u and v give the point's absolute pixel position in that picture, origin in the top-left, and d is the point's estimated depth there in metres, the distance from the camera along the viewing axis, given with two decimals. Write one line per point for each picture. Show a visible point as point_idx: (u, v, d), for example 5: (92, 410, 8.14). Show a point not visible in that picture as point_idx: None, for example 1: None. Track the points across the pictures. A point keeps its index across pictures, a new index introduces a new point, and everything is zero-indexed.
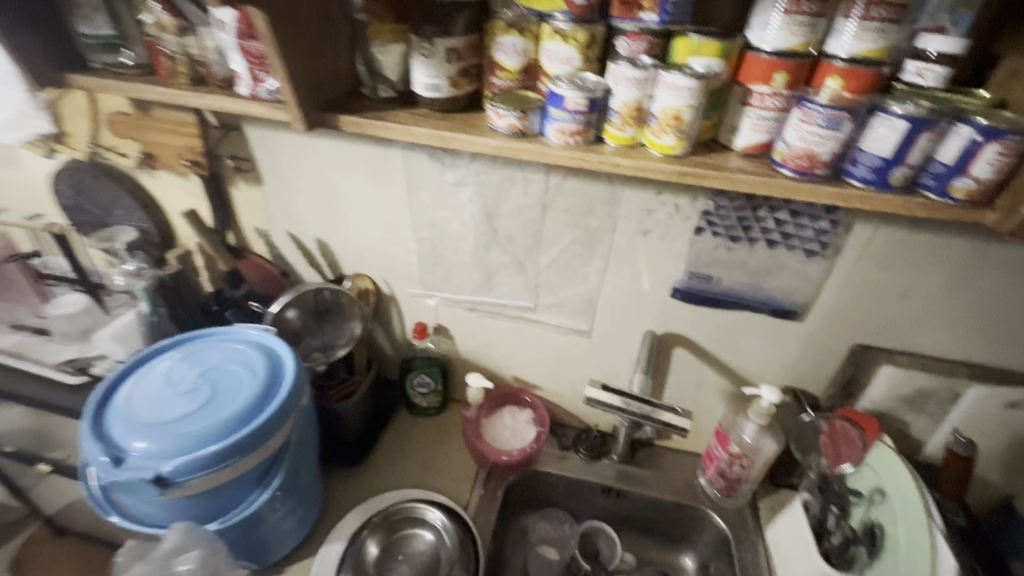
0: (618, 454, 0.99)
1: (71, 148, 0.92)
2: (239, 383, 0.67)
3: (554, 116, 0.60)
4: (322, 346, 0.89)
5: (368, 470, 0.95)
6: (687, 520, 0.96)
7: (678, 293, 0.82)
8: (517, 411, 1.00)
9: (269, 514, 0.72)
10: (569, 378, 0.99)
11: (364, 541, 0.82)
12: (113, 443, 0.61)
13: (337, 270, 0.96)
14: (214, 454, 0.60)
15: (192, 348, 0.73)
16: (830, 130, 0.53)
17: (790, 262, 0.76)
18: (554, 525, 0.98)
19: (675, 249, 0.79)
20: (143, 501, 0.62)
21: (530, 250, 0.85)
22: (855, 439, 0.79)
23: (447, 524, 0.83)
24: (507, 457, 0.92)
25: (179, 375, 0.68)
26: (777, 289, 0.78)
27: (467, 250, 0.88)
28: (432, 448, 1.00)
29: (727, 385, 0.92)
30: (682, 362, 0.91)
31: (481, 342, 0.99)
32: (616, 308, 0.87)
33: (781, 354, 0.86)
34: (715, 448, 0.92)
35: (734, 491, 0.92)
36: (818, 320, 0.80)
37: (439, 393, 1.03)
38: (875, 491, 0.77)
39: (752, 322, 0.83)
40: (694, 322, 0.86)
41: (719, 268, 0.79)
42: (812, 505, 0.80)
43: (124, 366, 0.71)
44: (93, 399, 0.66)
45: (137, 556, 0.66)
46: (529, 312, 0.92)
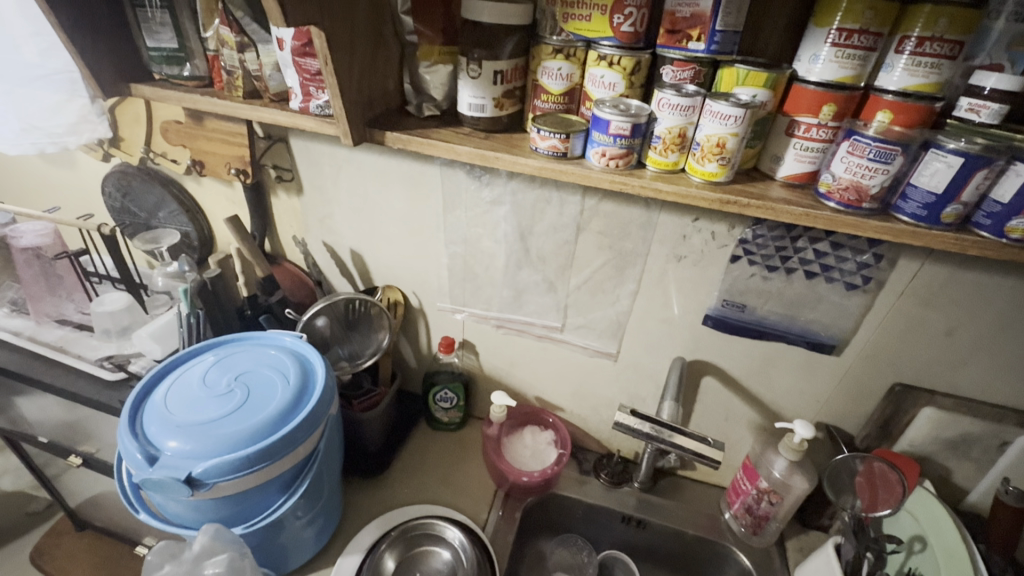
0: (640, 482, 0.97)
1: (126, 152, 0.96)
2: (272, 388, 0.68)
3: (596, 140, 0.60)
4: (349, 355, 0.91)
5: (387, 483, 0.95)
6: (710, 557, 0.93)
7: (710, 320, 0.81)
8: (539, 431, 0.99)
9: (292, 522, 0.72)
10: (593, 400, 0.98)
11: (381, 555, 0.81)
12: (148, 441, 0.63)
13: (368, 281, 0.98)
14: (245, 458, 0.61)
15: (227, 351, 0.75)
16: (880, 163, 0.53)
17: (828, 295, 0.74)
18: (571, 552, 0.95)
19: (710, 276, 0.78)
20: (172, 501, 0.63)
21: (561, 270, 0.85)
22: (894, 481, 0.76)
23: (465, 543, 0.82)
24: (527, 478, 0.90)
25: (213, 378, 0.69)
26: (814, 322, 0.77)
27: (498, 267, 0.88)
28: (452, 464, 1.00)
29: (757, 417, 0.89)
30: (710, 391, 0.89)
31: (506, 360, 0.99)
32: (645, 333, 0.87)
33: (815, 389, 0.83)
34: (743, 482, 0.89)
35: (761, 529, 0.89)
36: (856, 356, 0.78)
37: (461, 409, 1.03)
38: (915, 538, 0.75)
39: (787, 354, 0.81)
40: (725, 351, 0.84)
41: (754, 297, 0.77)
42: (845, 548, 0.76)
43: (162, 365, 0.72)
44: (131, 396, 0.67)
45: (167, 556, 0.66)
46: (557, 332, 0.92)
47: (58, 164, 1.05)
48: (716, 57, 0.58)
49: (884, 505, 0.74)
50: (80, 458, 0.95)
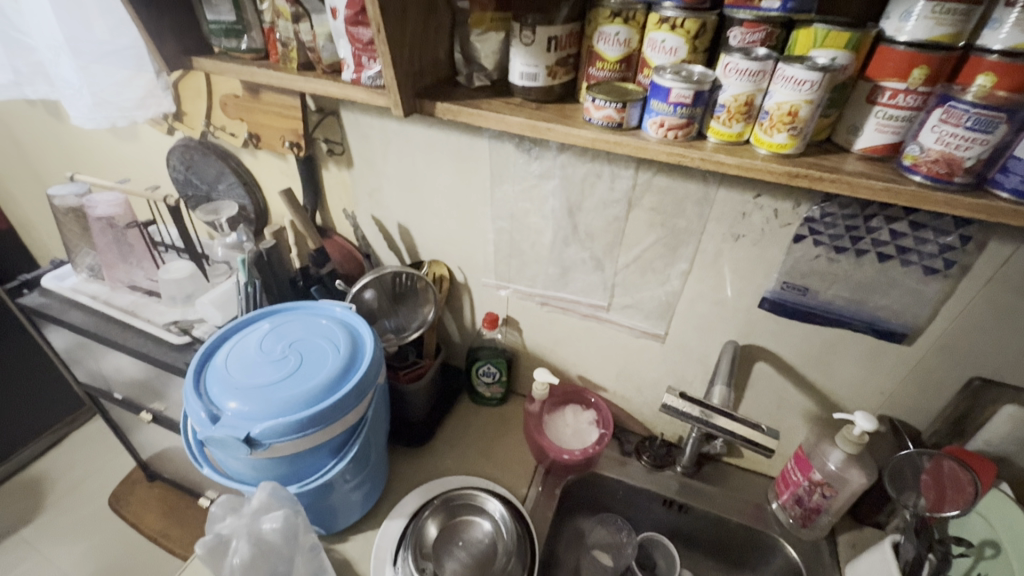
0: (682, 466, 0.95)
1: (189, 126, 1.01)
2: (323, 356, 0.71)
3: (655, 109, 0.57)
4: (396, 327, 0.93)
5: (429, 453, 0.97)
6: (754, 547, 0.90)
7: (767, 303, 0.77)
8: (580, 410, 0.99)
9: (341, 484, 0.75)
10: (637, 382, 0.96)
11: (424, 521, 0.82)
12: (211, 401, 0.66)
13: (414, 255, 0.99)
14: (299, 421, 0.64)
15: (281, 319, 0.77)
16: (979, 132, 0.47)
17: (903, 280, 0.68)
18: (610, 531, 0.94)
19: (769, 256, 0.73)
20: (233, 458, 0.66)
21: (609, 248, 0.83)
22: (966, 483, 0.70)
23: (505, 516, 0.82)
24: (569, 456, 0.90)
25: (270, 344, 0.72)
26: (884, 308, 0.71)
27: (544, 243, 0.87)
28: (493, 437, 1.01)
29: (811, 406, 0.85)
30: (763, 377, 0.85)
31: (549, 337, 0.98)
32: (696, 314, 0.83)
33: (881, 379, 0.78)
34: (794, 472, 0.86)
35: (811, 522, 0.86)
36: (930, 345, 0.72)
37: (502, 384, 1.03)
38: (987, 544, 0.70)
39: (850, 342, 0.76)
40: (781, 336, 0.80)
41: (817, 280, 0.73)
42: (904, 547, 0.73)
43: (222, 331, 0.76)
44: (196, 358, 0.71)
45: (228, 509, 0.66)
46: (602, 311, 0.90)
47: (128, 138, 1.11)
48: (792, 16, 0.53)
49: (953, 506, 0.69)
50: (150, 415, 1.03)
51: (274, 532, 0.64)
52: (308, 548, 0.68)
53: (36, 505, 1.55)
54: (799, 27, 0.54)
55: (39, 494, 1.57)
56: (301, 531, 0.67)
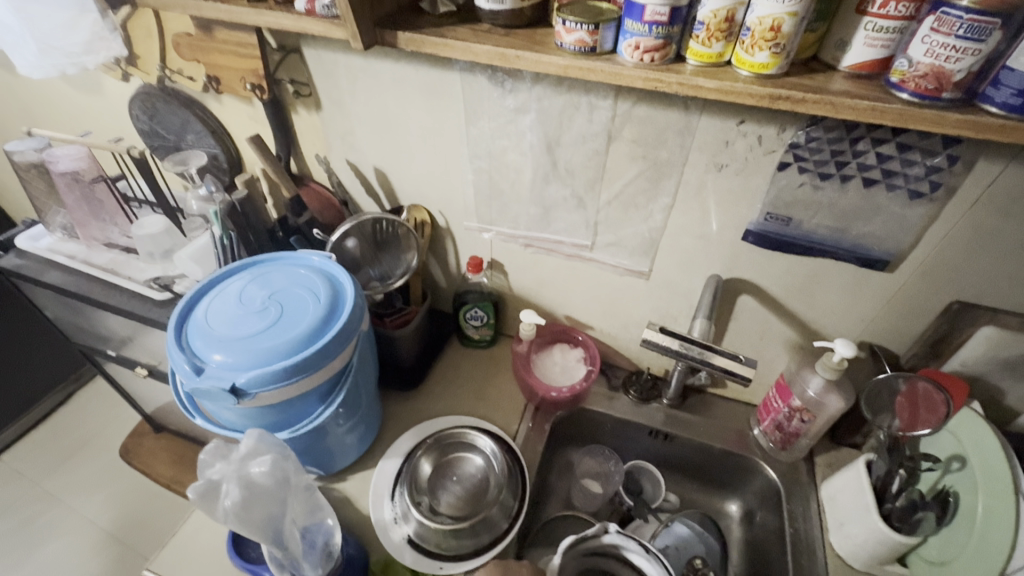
0: (668, 398, 0.98)
1: (143, 71, 0.95)
2: (304, 306, 0.70)
3: (630, 30, 0.53)
4: (381, 275, 0.93)
5: (421, 395, 1.00)
6: (735, 470, 0.95)
7: (751, 235, 0.76)
8: (568, 349, 1.00)
9: (334, 427, 0.78)
10: (623, 319, 0.96)
11: (418, 460, 0.86)
12: (194, 354, 0.66)
13: (394, 201, 0.96)
14: (283, 370, 0.64)
15: (260, 270, 0.77)
16: (970, 41, 0.44)
17: (888, 205, 0.67)
18: (598, 462, 0.99)
19: (753, 187, 0.71)
20: (223, 408, 0.67)
21: (591, 184, 0.80)
22: (938, 402, 0.73)
23: (496, 451, 0.86)
24: (556, 393, 0.93)
25: (249, 296, 0.72)
26: (867, 236, 0.70)
27: (525, 182, 0.84)
28: (483, 378, 1.03)
29: (794, 336, 0.86)
30: (747, 310, 0.86)
31: (535, 279, 0.97)
32: (679, 249, 0.83)
33: (862, 306, 0.79)
34: (774, 400, 0.89)
35: (790, 445, 0.89)
36: (912, 271, 0.72)
37: (491, 327, 1.04)
38: (954, 458, 0.72)
39: (833, 271, 0.76)
40: (765, 268, 0.80)
41: (802, 210, 0.71)
42: (876, 465, 0.77)
43: (201, 285, 0.75)
44: (175, 313, 0.70)
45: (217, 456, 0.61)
46: (587, 250, 0.89)
47: (84, 88, 1.05)
48: None
49: (923, 426, 0.73)
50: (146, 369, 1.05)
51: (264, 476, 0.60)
52: (302, 488, 0.65)
53: (54, 458, 1.61)
54: None
55: (55, 449, 1.63)
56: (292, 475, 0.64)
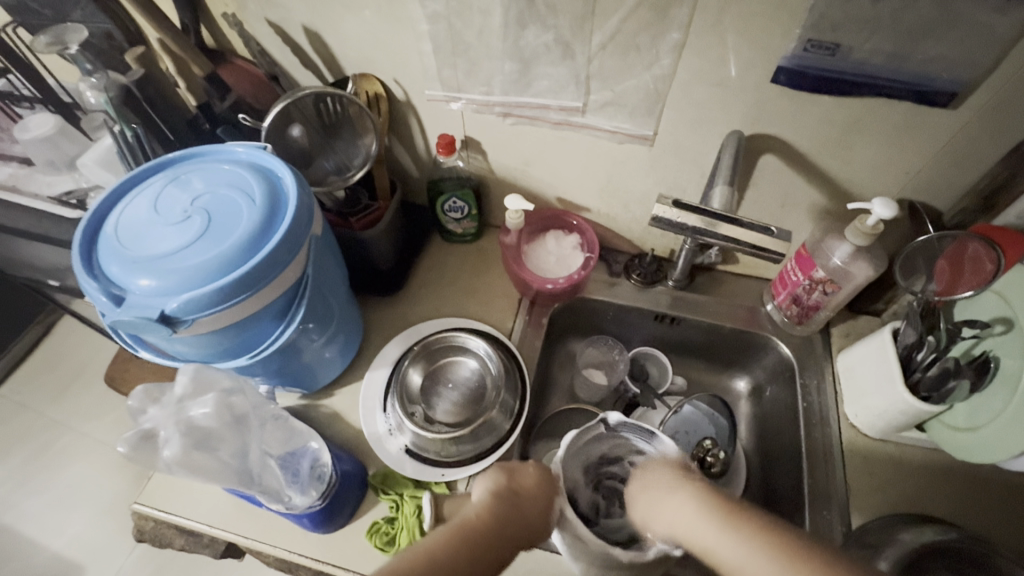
0: (674, 280, 0.89)
1: None
2: (236, 211, 0.58)
3: None
4: (338, 167, 0.78)
5: (404, 300, 0.90)
6: (746, 347, 0.89)
7: (783, 75, 0.61)
8: (562, 235, 0.89)
9: (306, 343, 0.69)
10: (623, 196, 0.84)
11: (406, 371, 0.79)
12: (111, 281, 0.55)
13: (338, 72, 0.78)
14: (221, 291, 0.53)
15: (176, 171, 0.62)
16: None
17: (971, 14, 0.51)
18: (602, 351, 0.93)
19: (789, 6, 0.55)
20: (164, 340, 0.58)
21: (579, 25, 0.63)
22: (985, 264, 0.63)
23: (490, 352, 0.79)
24: (552, 286, 0.84)
25: (168, 203, 0.58)
26: (934, 62, 0.56)
27: (495, 29, 0.66)
28: (470, 275, 0.93)
29: (821, 199, 0.75)
30: (769, 173, 0.73)
31: (518, 157, 0.83)
32: (690, 103, 0.67)
33: (908, 155, 0.66)
34: (793, 273, 0.80)
35: (807, 319, 0.82)
36: (982, 105, 0.58)
37: (474, 218, 0.91)
38: (999, 321, 0.63)
39: (881, 114, 0.62)
40: (796, 117, 0.65)
41: (853, 32, 0.55)
42: (905, 332, 0.69)
43: (106, 195, 0.61)
44: (79, 230, 0.57)
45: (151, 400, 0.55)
46: (578, 115, 0.73)
47: None
48: None
49: (964, 288, 0.64)
50: None
51: (210, 417, 0.54)
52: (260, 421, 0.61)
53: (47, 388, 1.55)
54: None
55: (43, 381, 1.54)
56: (246, 410, 0.58)
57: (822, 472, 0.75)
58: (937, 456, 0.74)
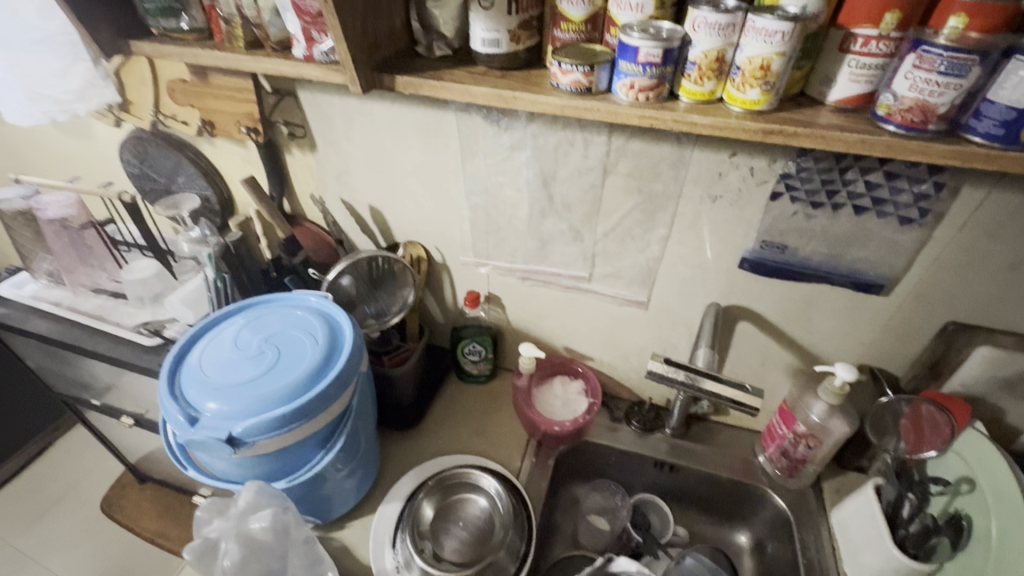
0: (672, 428, 0.96)
1: (136, 117, 0.94)
2: (302, 349, 0.69)
3: (624, 70, 0.56)
4: (377, 312, 0.91)
5: (421, 434, 0.97)
6: (744, 499, 0.93)
7: (747, 264, 0.77)
8: (569, 381, 0.99)
9: (333, 473, 0.75)
10: (622, 348, 0.96)
11: (420, 503, 0.83)
12: (188, 403, 0.64)
13: (389, 238, 0.96)
14: (281, 417, 0.62)
15: (256, 313, 0.75)
16: (952, 76, 0.47)
17: (879, 231, 0.69)
18: (605, 496, 0.96)
19: (746, 217, 0.73)
20: (218, 459, 0.65)
21: (587, 218, 0.81)
22: (942, 424, 0.73)
23: (500, 491, 0.83)
24: (559, 428, 0.91)
25: (245, 338, 0.70)
26: (861, 261, 0.72)
27: (521, 217, 0.85)
28: (483, 413, 1.01)
29: (794, 361, 0.86)
30: (746, 336, 0.86)
31: (533, 312, 0.97)
32: (677, 278, 0.83)
33: (860, 329, 0.79)
34: (779, 426, 0.88)
35: (797, 472, 0.88)
36: (906, 295, 0.73)
37: (490, 361, 1.02)
38: (963, 480, 0.71)
39: (830, 296, 0.77)
40: (762, 294, 0.81)
41: (796, 238, 0.73)
42: (886, 489, 0.77)
43: (195, 329, 0.73)
44: (169, 358, 0.69)
45: (216, 511, 0.63)
46: (584, 282, 0.89)
47: (76, 134, 1.02)
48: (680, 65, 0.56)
49: (930, 447, 0.73)
50: (132, 418, 1.04)
51: (264, 531, 0.60)
52: (303, 541, 0.65)
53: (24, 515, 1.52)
54: (683, 86, 0.57)
55: (32, 502, 1.49)
56: (292, 529, 0.64)
57: None
58: None
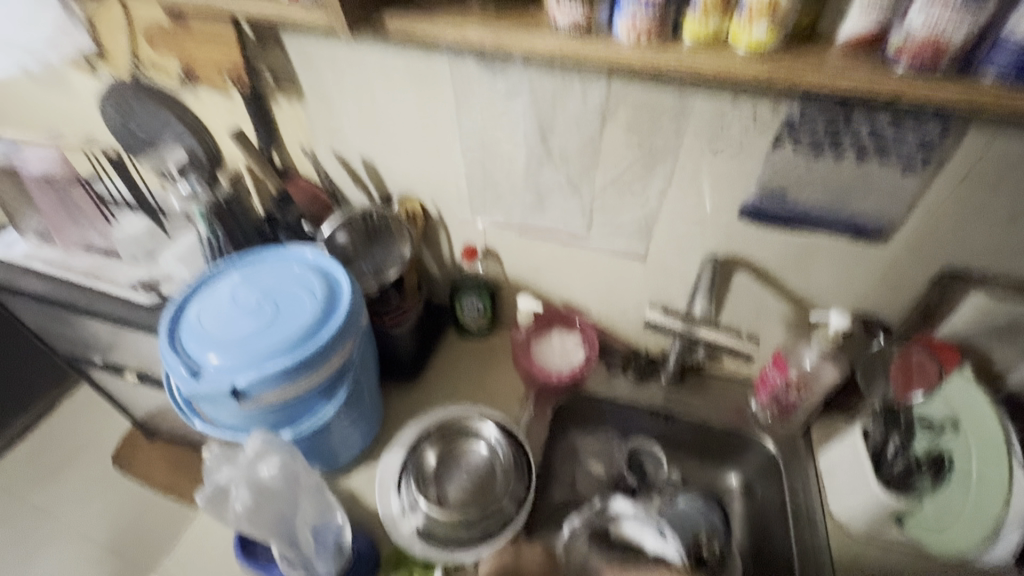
0: (666, 378, 0.98)
1: (114, 67, 0.90)
2: (301, 304, 0.69)
3: (626, 9, 0.53)
4: (374, 268, 0.89)
5: (422, 388, 0.99)
6: (736, 445, 0.96)
7: (746, 214, 0.76)
8: (566, 334, 1.00)
9: (337, 425, 0.77)
10: (619, 302, 0.96)
11: (423, 452, 0.86)
12: (191, 358, 0.65)
13: (383, 193, 0.94)
14: (284, 371, 0.63)
15: (252, 268, 0.74)
16: (971, 7, 0.44)
17: (882, 179, 0.68)
18: (601, 441, 1.02)
19: (747, 168, 0.72)
20: (223, 411, 0.66)
21: (584, 170, 0.80)
22: (930, 370, 0.76)
23: (501, 440, 0.85)
24: (557, 378, 0.94)
25: (244, 294, 0.70)
26: (861, 210, 0.72)
27: (518, 170, 0.83)
28: (482, 367, 1.03)
29: (789, 312, 0.87)
30: (742, 288, 0.86)
31: (530, 267, 0.97)
32: (675, 231, 0.83)
33: (856, 279, 0.80)
34: (771, 375, 0.89)
35: (788, 415, 0.92)
36: (905, 244, 0.73)
37: (487, 316, 1.02)
38: (948, 422, 0.73)
39: (828, 246, 0.77)
40: (760, 246, 0.80)
41: (797, 187, 0.72)
42: (873, 432, 0.77)
43: (192, 285, 0.73)
44: (167, 313, 0.69)
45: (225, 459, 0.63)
46: (582, 236, 0.88)
47: (52, 87, 0.98)
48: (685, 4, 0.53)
49: (918, 390, 0.77)
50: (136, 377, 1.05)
51: (272, 478, 0.62)
52: (313, 488, 0.68)
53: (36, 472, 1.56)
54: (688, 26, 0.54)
55: (44, 459, 1.53)
56: (301, 477, 0.66)
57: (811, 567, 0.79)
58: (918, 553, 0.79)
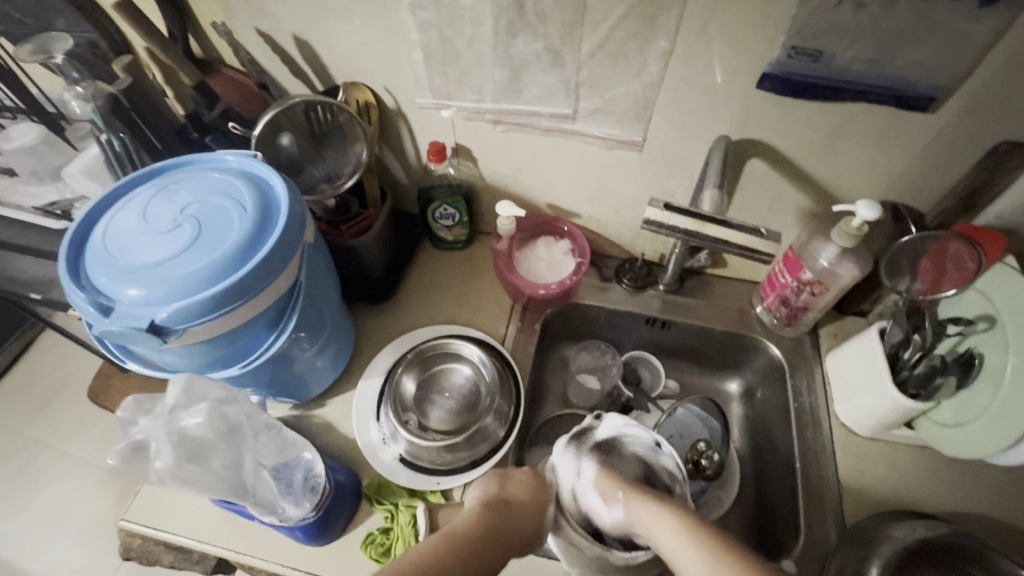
0: (665, 284, 0.90)
1: None
2: (226, 219, 0.57)
3: None
4: (328, 176, 0.77)
5: (396, 307, 0.90)
6: (738, 350, 0.90)
7: (768, 81, 0.62)
8: (554, 242, 0.89)
9: (298, 353, 0.68)
10: (613, 200, 0.84)
11: (399, 379, 0.78)
12: (99, 292, 0.54)
13: (328, 80, 0.78)
14: (213, 299, 0.53)
15: (164, 181, 0.61)
16: None
17: (947, 20, 0.53)
18: (594, 355, 0.94)
19: (774, 15, 0.57)
20: (154, 351, 0.57)
21: (567, 32, 0.63)
22: (967, 264, 0.65)
23: (484, 358, 0.79)
24: (545, 291, 0.84)
25: (156, 212, 0.58)
26: (912, 67, 0.58)
27: (486, 38, 0.67)
28: (462, 282, 0.93)
29: (808, 202, 0.76)
30: (755, 176, 0.74)
31: (509, 164, 0.83)
32: (679, 109, 0.69)
33: (890, 158, 0.68)
34: (782, 275, 0.80)
35: (796, 320, 0.83)
36: (958, 109, 0.60)
37: (465, 226, 0.91)
38: (982, 318, 0.66)
39: (865, 117, 0.64)
40: (782, 122, 0.67)
41: (836, 39, 0.57)
42: (892, 333, 0.70)
43: (93, 206, 0.60)
44: (65, 240, 0.57)
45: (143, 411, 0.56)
46: (568, 121, 0.74)
47: None
48: None
49: (948, 286, 0.66)
50: None
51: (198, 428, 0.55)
52: (263, 429, 0.63)
53: None
54: None
55: None
56: (242, 419, 0.60)
57: (814, 471, 0.75)
58: (924, 452, 0.76)
